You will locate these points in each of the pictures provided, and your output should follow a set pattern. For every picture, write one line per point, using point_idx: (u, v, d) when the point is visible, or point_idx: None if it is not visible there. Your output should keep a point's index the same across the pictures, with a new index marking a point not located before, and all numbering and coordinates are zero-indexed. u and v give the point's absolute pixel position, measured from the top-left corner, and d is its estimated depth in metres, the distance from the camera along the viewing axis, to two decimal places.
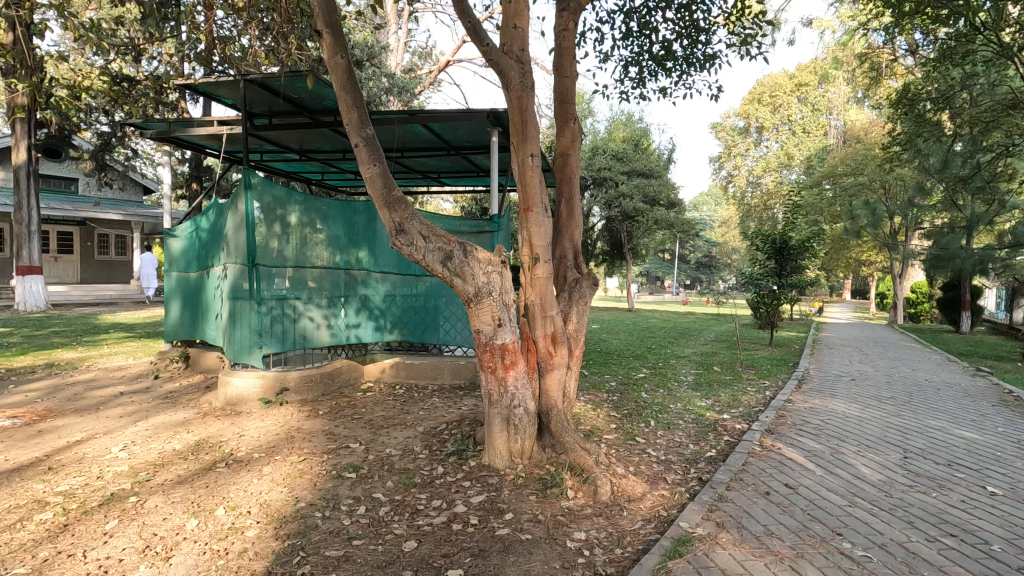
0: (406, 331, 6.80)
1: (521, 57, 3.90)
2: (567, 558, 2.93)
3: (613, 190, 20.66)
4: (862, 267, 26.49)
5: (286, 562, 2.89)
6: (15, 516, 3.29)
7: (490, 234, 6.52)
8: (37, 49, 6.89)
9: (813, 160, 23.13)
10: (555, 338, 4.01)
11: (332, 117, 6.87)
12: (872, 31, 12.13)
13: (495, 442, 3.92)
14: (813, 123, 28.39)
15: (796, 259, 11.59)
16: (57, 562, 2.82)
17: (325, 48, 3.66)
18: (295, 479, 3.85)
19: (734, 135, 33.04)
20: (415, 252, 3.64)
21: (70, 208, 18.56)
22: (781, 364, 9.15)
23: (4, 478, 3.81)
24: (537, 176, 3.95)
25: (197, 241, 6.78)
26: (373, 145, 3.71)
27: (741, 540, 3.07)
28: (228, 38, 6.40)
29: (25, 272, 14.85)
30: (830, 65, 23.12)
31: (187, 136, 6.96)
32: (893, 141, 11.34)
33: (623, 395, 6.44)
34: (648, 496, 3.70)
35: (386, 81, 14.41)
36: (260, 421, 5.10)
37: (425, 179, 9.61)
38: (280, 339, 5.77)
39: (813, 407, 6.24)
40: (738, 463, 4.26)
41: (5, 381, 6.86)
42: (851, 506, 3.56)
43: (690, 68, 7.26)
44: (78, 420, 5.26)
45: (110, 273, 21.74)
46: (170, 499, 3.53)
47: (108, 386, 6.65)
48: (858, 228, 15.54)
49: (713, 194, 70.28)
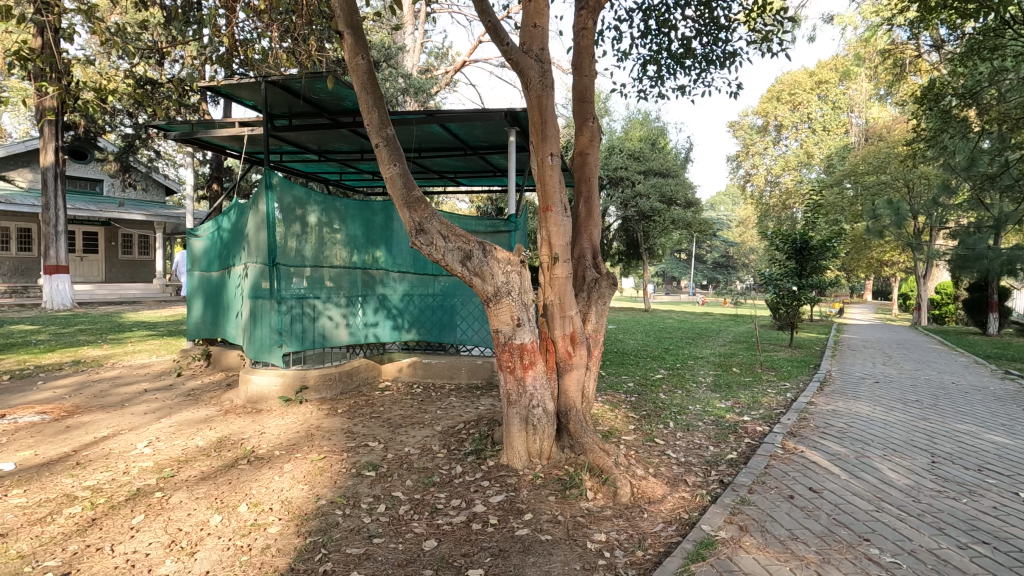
0: (423, 331, 6.85)
1: (541, 56, 3.87)
2: (588, 559, 2.92)
3: (630, 190, 20.53)
4: (884, 267, 26.04)
5: (308, 558, 2.91)
6: (45, 509, 3.36)
7: (507, 234, 6.52)
8: (65, 53, 7.04)
9: (834, 159, 22.77)
10: (574, 338, 3.99)
11: (351, 118, 6.91)
12: (896, 26, 11.92)
13: (514, 442, 3.92)
14: (834, 121, 27.91)
15: (817, 259, 11.38)
16: (86, 556, 2.87)
17: (346, 48, 3.67)
18: (315, 477, 3.88)
19: (752, 134, 32.74)
20: (435, 252, 3.64)
21: (96, 208, 18.98)
22: (801, 365, 9.03)
23: (35, 472, 3.90)
24: (556, 175, 3.93)
25: (219, 241, 6.87)
26: (393, 144, 3.71)
27: (765, 545, 3.02)
28: (249, 41, 6.47)
29: (52, 272, 15.22)
30: (851, 63, 22.78)
31: (209, 137, 7.06)
32: (918, 139, 11.11)
33: (641, 396, 6.38)
34: (668, 498, 3.67)
35: (403, 82, 14.50)
36: (280, 420, 5.15)
37: (442, 179, 9.65)
38: (300, 338, 5.81)
39: (836, 409, 6.14)
40: (760, 466, 4.20)
41: (34, 378, 7.03)
42: (877, 511, 3.49)
43: (709, 66, 7.17)
44: (104, 416, 5.37)
45: (134, 273, 22.17)
46: (194, 495, 3.59)
47: (133, 383, 6.79)
48: (880, 227, 15.22)
49: (730, 193, 69.51)
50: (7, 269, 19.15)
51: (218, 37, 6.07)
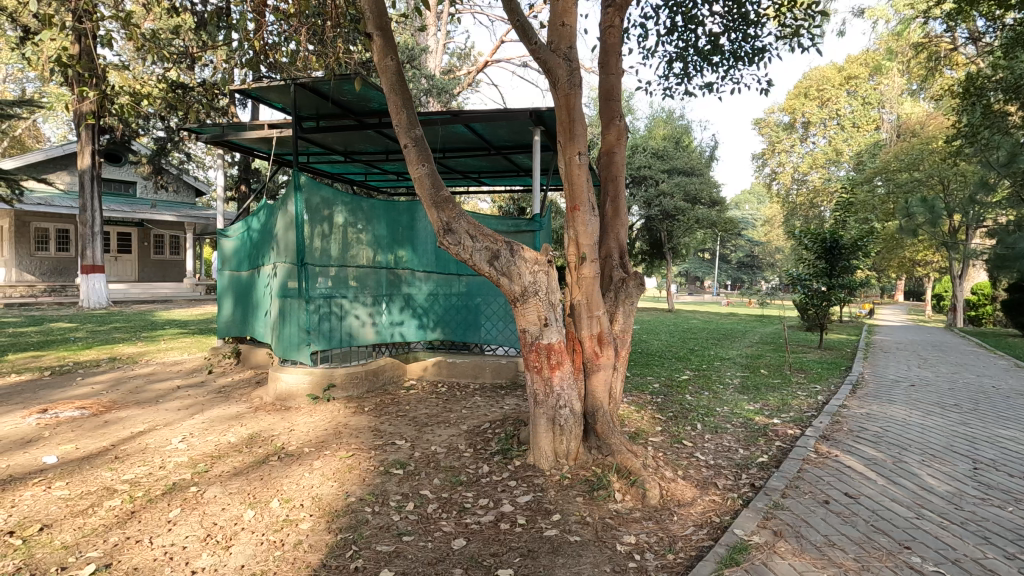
0: (448, 330, 6.88)
1: (570, 55, 3.84)
2: (617, 561, 2.89)
3: (654, 188, 20.33)
4: (916, 267, 25.31)
5: (339, 555, 2.94)
6: (87, 501, 3.47)
7: (532, 234, 6.51)
8: (101, 58, 7.23)
9: (863, 156, 22.26)
10: (601, 339, 3.95)
11: (377, 119, 6.97)
12: (931, 20, 11.63)
13: (541, 442, 3.91)
14: (864, 118, 27.20)
15: (847, 259, 11.07)
16: (126, 548, 2.95)
17: (375, 50, 3.70)
18: (344, 474, 3.93)
19: (778, 130, 32.16)
20: (463, 252, 3.64)
21: (129, 210, 19.55)
22: (833, 367, 8.81)
23: (76, 466, 4.03)
24: (584, 174, 3.90)
25: (248, 241, 7.00)
26: (421, 144, 3.72)
27: (801, 550, 2.96)
28: (277, 45, 6.55)
29: (88, 271, 15.68)
30: (883, 57, 22.26)
31: (238, 138, 7.18)
32: (956, 135, 10.79)
33: (667, 397, 6.30)
34: (698, 501, 3.62)
35: (426, 83, 14.62)
36: (309, 417, 5.23)
37: (466, 179, 9.67)
38: (328, 338, 5.88)
39: (870, 412, 5.98)
40: (793, 469, 4.12)
41: (73, 374, 7.27)
42: (918, 518, 3.39)
43: (738, 63, 7.05)
44: (140, 411, 5.52)
45: (165, 272, 22.75)
46: (228, 490, 3.66)
47: (166, 380, 6.96)
48: (914, 226, 14.72)
49: (756, 191, 68.30)
50: (46, 269, 19.83)
51: (248, 40, 6.15)
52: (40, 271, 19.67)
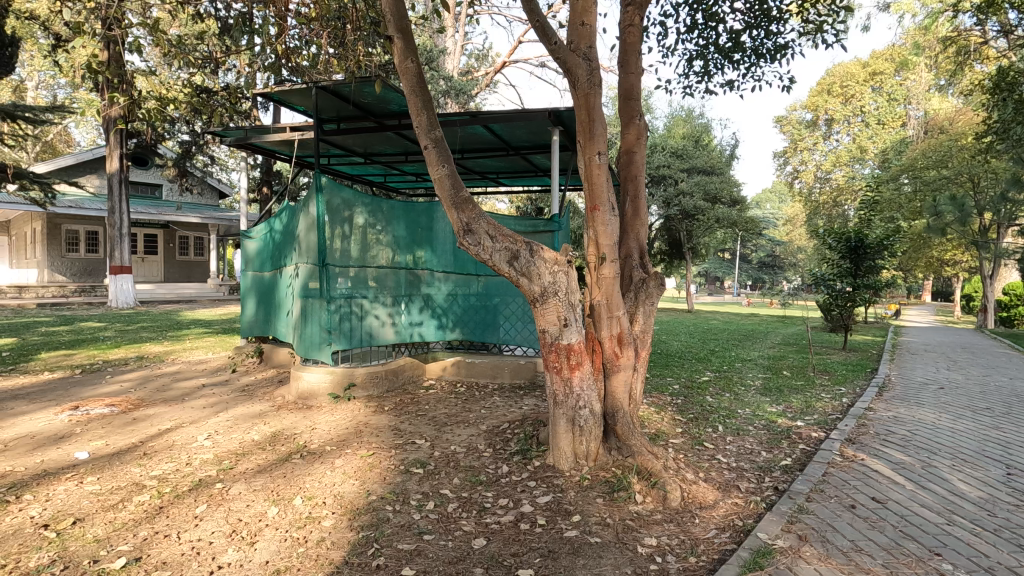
0: (467, 330, 6.91)
1: (589, 54, 3.83)
2: (639, 563, 2.87)
3: (673, 188, 20.15)
4: (944, 267, 24.67)
5: (361, 552, 2.97)
6: (117, 496, 3.56)
7: (550, 234, 6.51)
8: (129, 64, 7.41)
9: (889, 153, 21.78)
10: (621, 339, 3.93)
11: (397, 121, 7.02)
12: (960, 13, 11.34)
13: (561, 443, 3.90)
14: (890, 114, 26.53)
15: (873, 259, 10.84)
16: (155, 542, 3.02)
17: (396, 52, 3.73)
18: (365, 472, 3.97)
19: (801, 128, 31.65)
20: (482, 252, 3.65)
21: (155, 212, 20.00)
22: (858, 369, 8.63)
23: (107, 462, 4.14)
24: (603, 174, 3.88)
25: (271, 242, 7.11)
26: (442, 146, 3.74)
27: (827, 555, 2.90)
28: (299, 49, 6.64)
29: (116, 272, 16.06)
30: (909, 52, 21.76)
31: (261, 141, 7.30)
32: (986, 131, 10.50)
33: (687, 398, 6.24)
34: (720, 504, 3.58)
35: (444, 84, 14.69)
36: (330, 416, 5.30)
37: (484, 180, 9.68)
38: (348, 337, 5.95)
39: (898, 416, 5.85)
40: (818, 473, 4.04)
41: (103, 372, 7.46)
42: (949, 525, 3.30)
43: (760, 60, 6.95)
44: (167, 409, 5.65)
45: (189, 273, 23.21)
46: (252, 487, 3.72)
47: (191, 378, 7.10)
48: (943, 224, 14.35)
49: (777, 190, 67.28)
50: (77, 270, 20.40)
51: (270, 44, 6.25)
52: (71, 271, 20.24)
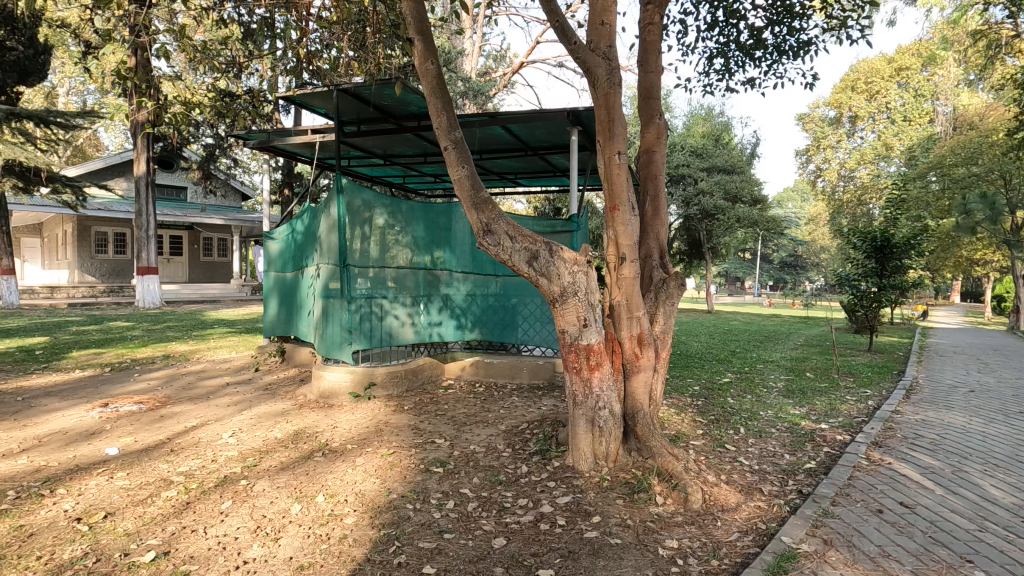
0: (486, 330, 6.92)
1: (609, 53, 3.81)
2: (660, 565, 2.85)
3: (693, 187, 19.94)
4: (974, 267, 23.99)
5: (382, 550, 3.00)
6: (146, 491, 3.65)
7: (569, 234, 6.50)
8: (156, 70, 7.58)
9: (916, 150, 21.26)
10: (641, 340, 3.90)
11: (416, 123, 7.08)
12: (990, 6, 11.03)
13: (580, 443, 3.89)
14: (916, 110, 25.71)
15: (899, 259, 10.59)
16: (183, 537, 3.09)
17: (416, 55, 3.75)
18: (386, 471, 4.01)
19: (824, 126, 31.11)
20: (502, 252, 3.66)
21: (181, 214, 20.43)
22: (884, 371, 8.45)
23: (136, 458, 4.24)
24: (624, 174, 3.86)
25: (293, 243, 7.21)
26: (461, 147, 3.75)
27: (853, 560, 2.85)
28: (320, 52, 6.71)
29: (143, 272, 16.46)
30: (937, 46, 21.23)
31: (284, 144, 7.41)
32: (1019, 126, 10.19)
33: (708, 400, 6.17)
34: (743, 507, 3.53)
35: (462, 85, 14.75)
36: (351, 414, 5.36)
37: (503, 180, 9.70)
38: (369, 337, 6.00)
39: (926, 419, 5.71)
40: (843, 476, 3.97)
41: (131, 370, 7.65)
42: (981, 531, 3.22)
43: (782, 57, 6.85)
44: (193, 407, 5.77)
45: (213, 273, 23.66)
46: (275, 484, 3.78)
47: (216, 377, 7.24)
48: (972, 223, 13.97)
49: (799, 188, 66.20)
50: (105, 271, 20.94)
51: (293, 49, 6.35)
52: (100, 272, 20.78)
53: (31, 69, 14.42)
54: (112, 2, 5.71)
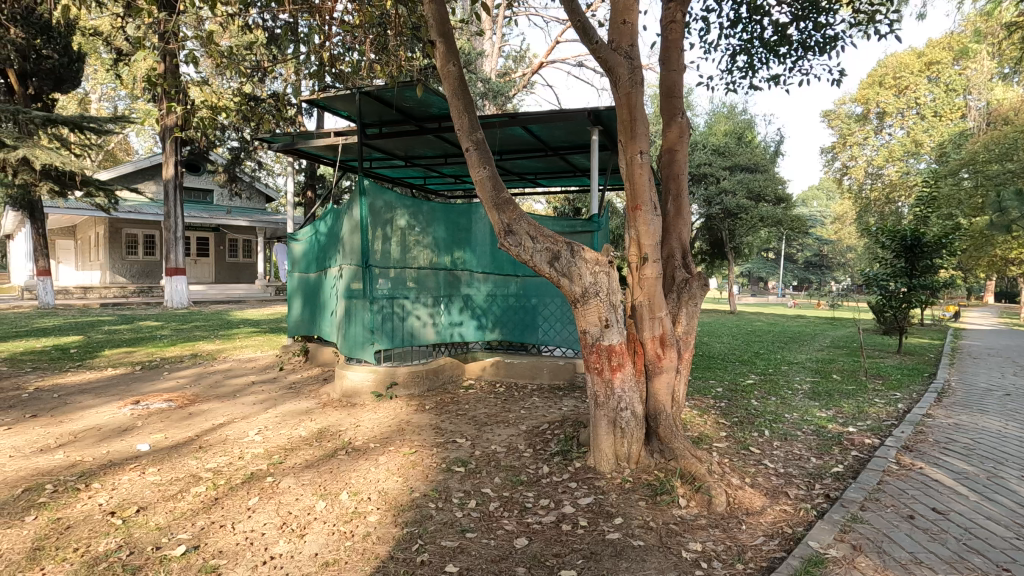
0: (506, 331, 6.94)
1: (631, 53, 3.79)
2: (684, 568, 2.83)
3: (714, 186, 19.69)
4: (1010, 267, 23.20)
5: (406, 548, 3.03)
6: (176, 487, 3.74)
7: (589, 234, 6.47)
8: (184, 75, 7.75)
9: (947, 146, 20.67)
10: (664, 340, 3.87)
11: (437, 124, 7.13)
12: None
13: (602, 443, 3.87)
14: (947, 105, 24.92)
15: (930, 258, 10.31)
16: (212, 532, 3.16)
17: (438, 57, 3.77)
18: (408, 469, 4.04)
19: (850, 122, 30.44)
20: (524, 253, 3.67)
21: (207, 216, 20.88)
22: (914, 373, 8.23)
23: (166, 454, 4.35)
24: (646, 174, 3.83)
25: (316, 244, 7.31)
26: (483, 148, 3.77)
27: (884, 567, 2.79)
28: (342, 55, 6.79)
29: (172, 273, 16.87)
30: (970, 39, 20.59)
31: (307, 146, 7.53)
32: None
33: (731, 401, 6.10)
34: (768, 510, 3.48)
35: (482, 86, 14.80)
36: (373, 414, 5.41)
37: (523, 181, 9.71)
38: (390, 337, 6.06)
39: (959, 423, 5.55)
40: (873, 481, 3.88)
41: (160, 369, 7.86)
42: (1018, 539, 3.12)
43: (807, 53, 6.72)
44: (220, 405, 5.89)
45: (238, 274, 24.12)
46: (300, 481, 3.84)
47: (242, 376, 7.39)
48: (1008, 221, 13.51)
49: (825, 186, 64.93)
50: (136, 271, 21.51)
51: (316, 53, 6.44)
52: (130, 273, 21.35)
53: (66, 76, 15.04)
54: (143, 10, 5.87)
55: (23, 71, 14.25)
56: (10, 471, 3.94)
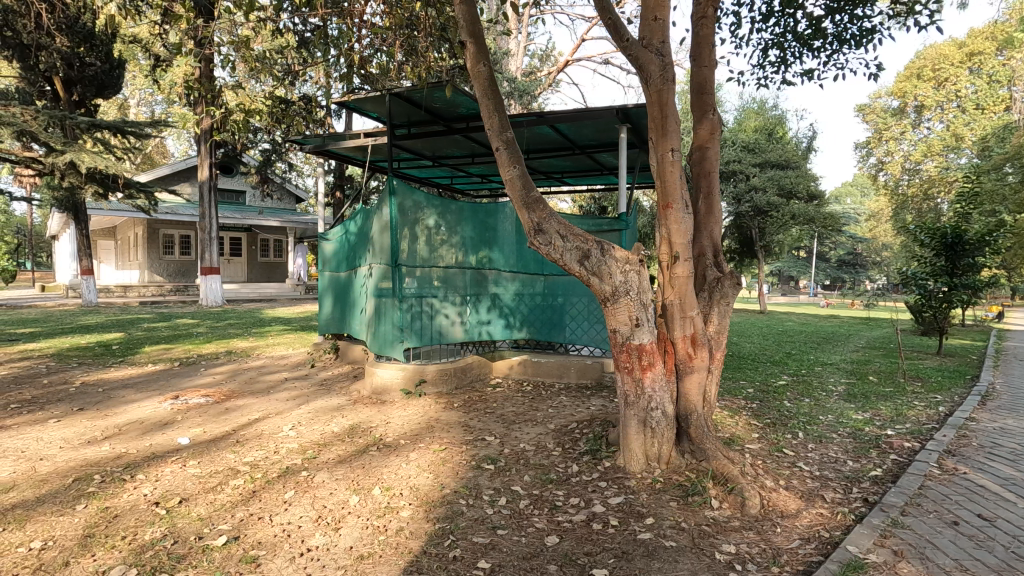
0: (534, 330, 6.98)
1: (662, 50, 3.76)
2: (717, 569, 2.80)
3: (744, 183, 19.32)
4: None
5: (438, 543, 3.07)
6: (216, 479, 3.87)
7: (617, 233, 6.43)
8: (218, 79, 7.91)
9: (990, 140, 19.79)
10: (695, 340, 3.82)
11: (465, 124, 7.17)
12: None
13: (632, 443, 3.86)
14: (990, 97, 23.86)
15: (972, 256, 9.90)
16: (251, 523, 3.25)
17: (468, 57, 3.80)
18: (439, 466, 4.09)
19: (886, 116, 29.48)
20: (553, 251, 3.67)
21: (240, 217, 21.39)
22: (956, 376, 7.93)
23: (205, 447, 4.49)
24: (677, 172, 3.78)
25: (346, 243, 7.43)
26: (513, 147, 3.77)
27: (925, 572, 2.73)
28: (370, 57, 6.83)
29: (207, 272, 17.34)
30: (1015, 29, 19.69)
31: (337, 148, 7.64)
32: None
33: (763, 402, 5.98)
34: (804, 513, 3.42)
35: (508, 85, 14.79)
36: (403, 411, 5.49)
37: (549, 179, 9.70)
38: (419, 335, 6.14)
39: (1004, 427, 5.34)
40: (914, 486, 3.77)
41: (197, 365, 8.09)
42: None
43: (843, 46, 6.55)
44: (255, 401, 6.05)
45: (270, 273, 24.66)
46: (334, 476, 3.93)
47: (275, 373, 7.55)
48: None
49: (859, 182, 63.11)
50: (172, 271, 22.17)
51: (346, 55, 6.53)
52: (167, 272, 22.04)
53: (108, 83, 15.50)
54: (181, 16, 6.01)
55: (68, 78, 14.81)
56: (61, 461, 4.13)
